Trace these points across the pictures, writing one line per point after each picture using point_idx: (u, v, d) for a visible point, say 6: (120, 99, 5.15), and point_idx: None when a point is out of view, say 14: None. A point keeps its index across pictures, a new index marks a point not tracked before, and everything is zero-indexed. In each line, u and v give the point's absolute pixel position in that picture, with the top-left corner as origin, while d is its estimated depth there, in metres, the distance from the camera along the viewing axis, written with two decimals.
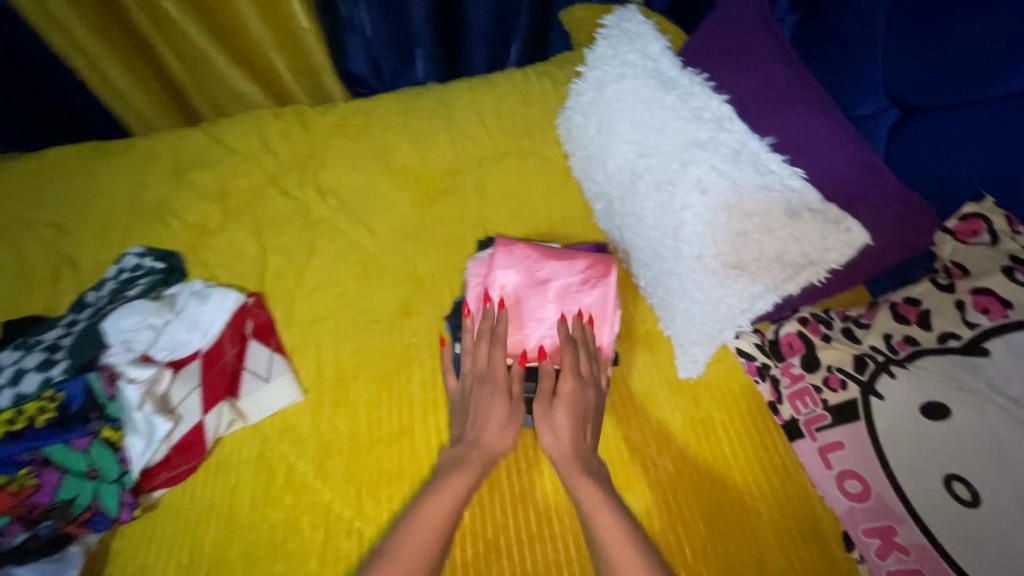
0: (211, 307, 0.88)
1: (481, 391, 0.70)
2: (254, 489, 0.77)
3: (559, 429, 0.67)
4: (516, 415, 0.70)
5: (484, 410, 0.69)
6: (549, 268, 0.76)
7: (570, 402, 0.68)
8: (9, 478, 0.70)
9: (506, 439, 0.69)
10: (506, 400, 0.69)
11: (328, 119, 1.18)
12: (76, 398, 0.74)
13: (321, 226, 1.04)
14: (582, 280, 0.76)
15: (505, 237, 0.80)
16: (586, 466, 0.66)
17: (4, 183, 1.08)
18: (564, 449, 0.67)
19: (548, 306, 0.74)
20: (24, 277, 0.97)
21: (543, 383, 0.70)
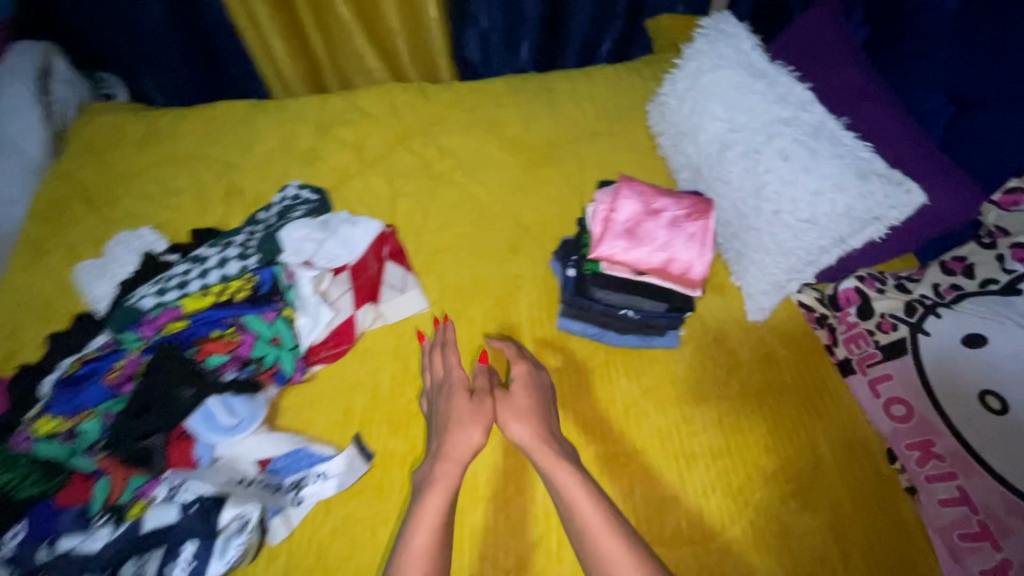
0: (360, 231, 1.06)
1: (443, 392, 0.86)
2: (392, 372, 0.95)
3: (522, 411, 0.82)
4: (483, 407, 0.84)
5: (452, 408, 0.83)
6: (663, 202, 0.86)
7: (525, 380, 0.87)
8: (220, 333, 0.89)
9: (472, 436, 0.81)
10: (467, 395, 0.85)
11: (446, 94, 1.38)
12: (266, 283, 0.95)
13: (442, 177, 1.22)
14: (687, 215, 0.85)
15: (629, 178, 0.91)
16: (554, 448, 0.79)
17: (185, 127, 1.31)
18: (529, 434, 0.80)
19: (659, 232, 0.83)
20: (203, 199, 1.18)
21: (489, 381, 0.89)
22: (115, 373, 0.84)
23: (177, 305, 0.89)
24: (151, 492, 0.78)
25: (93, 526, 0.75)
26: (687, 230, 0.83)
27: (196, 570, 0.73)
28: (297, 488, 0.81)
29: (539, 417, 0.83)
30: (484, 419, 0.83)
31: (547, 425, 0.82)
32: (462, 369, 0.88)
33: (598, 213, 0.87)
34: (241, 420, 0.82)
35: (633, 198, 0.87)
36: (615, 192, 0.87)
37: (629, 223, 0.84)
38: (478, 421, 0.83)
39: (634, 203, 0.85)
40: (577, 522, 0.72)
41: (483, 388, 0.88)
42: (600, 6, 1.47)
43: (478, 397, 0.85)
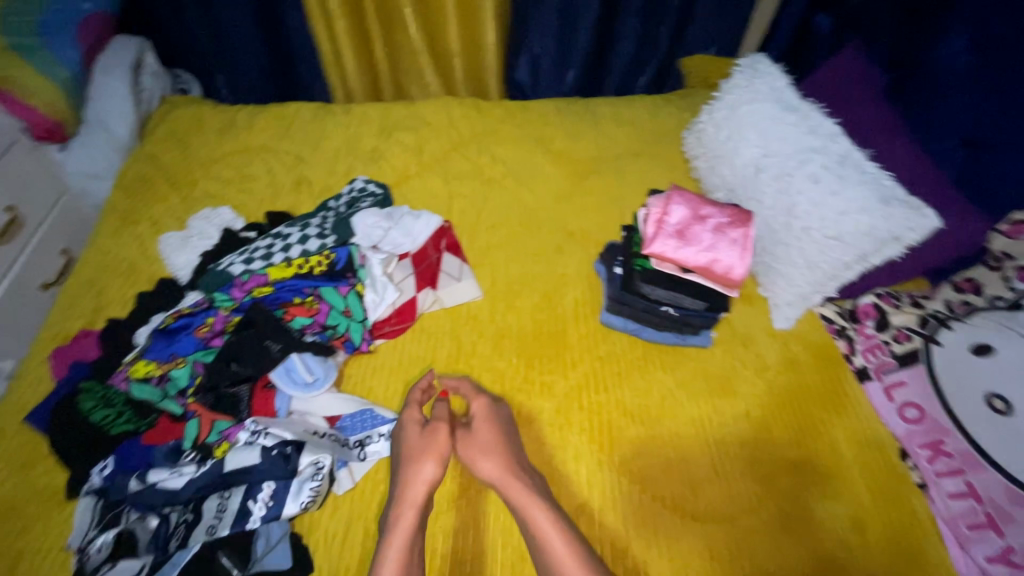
0: (421, 223, 1.16)
1: (397, 430, 0.87)
2: (447, 350, 1.03)
3: (485, 450, 0.83)
4: (439, 437, 0.84)
5: (406, 441, 0.85)
6: (709, 209, 1.01)
7: (486, 414, 0.89)
8: (300, 300, 1.00)
9: (424, 473, 0.80)
10: (418, 427, 0.87)
11: (498, 110, 1.51)
12: (341, 261, 1.06)
13: (494, 182, 1.33)
14: (730, 222, 0.99)
15: (679, 188, 1.06)
16: (524, 485, 0.80)
17: (259, 122, 1.43)
18: (496, 472, 0.81)
19: (706, 234, 0.97)
20: (274, 186, 1.29)
21: (440, 413, 0.90)
22: (205, 329, 0.94)
23: (263, 274, 1.02)
24: (234, 436, 0.85)
25: (182, 462, 0.84)
26: (731, 234, 0.97)
27: (271, 509, 0.79)
28: (361, 446, 0.88)
29: (504, 449, 0.84)
30: (440, 450, 0.82)
31: (512, 458, 0.83)
32: (415, 408, 0.90)
33: (652, 215, 1.02)
34: (317, 378, 0.91)
35: (684, 205, 1.02)
36: (669, 198, 1.02)
37: (679, 225, 0.99)
38: (435, 452, 0.82)
39: (685, 208, 1.00)
40: (548, 557, 0.74)
41: (440, 419, 0.89)
42: (641, 42, 1.63)
43: (432, 426, 0.86)
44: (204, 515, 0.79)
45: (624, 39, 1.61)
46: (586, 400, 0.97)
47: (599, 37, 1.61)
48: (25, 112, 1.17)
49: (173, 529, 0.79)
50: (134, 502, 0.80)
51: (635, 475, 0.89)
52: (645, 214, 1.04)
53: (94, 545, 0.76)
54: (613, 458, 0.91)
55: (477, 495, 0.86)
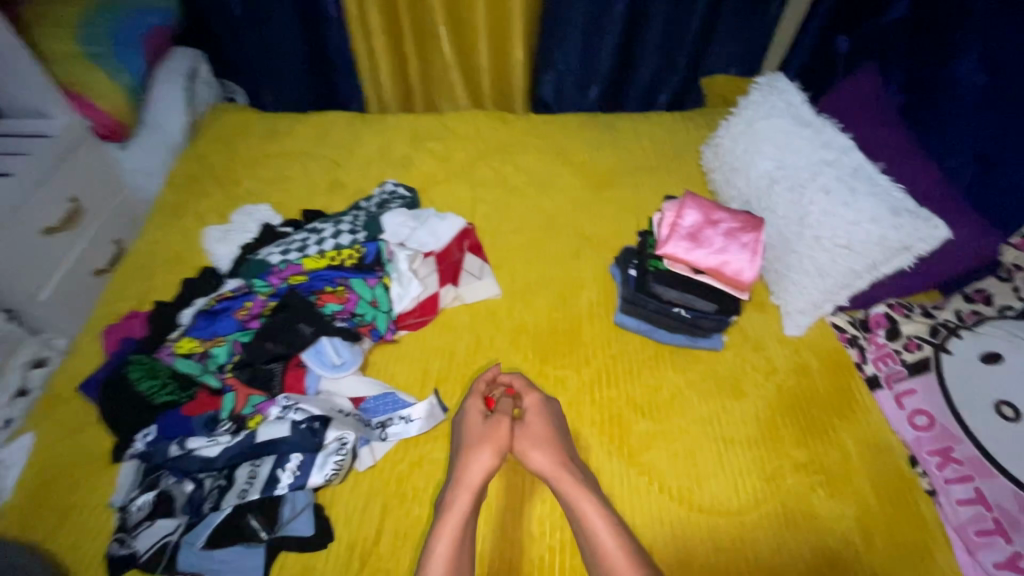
0: (446, 224, 1.23)
1: (459, 418, 0.89)
2: (466, 343, 1.08)
3: (539, 444, 0.82)
4: (500, 429, 0.84)
5: (467, 427, 0.86)
6: (720, 215, 1.05)
7: (539, 408, 0.88)
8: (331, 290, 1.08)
9: (482, 461, 0.80)
10: (481, 414, 0.88)
11: (523, 123, 1.58)
12: (370, 255, 1.14)
13: (517, 189, 1.40)
14: (741, 227, 1.04)
15: (691, 194, 1.11)
16: (575, 478, 0.79)
17: (299, 128, 1.53)
18: (550, 465, 0.80)
19: (717, 238, 1.02)
20: (311, 188, 1.38)
21: (504, 405, 0.90)
22: (244, 312, 1.02)
23: (299, 264, 1.10)
24: (266, 410, 0.91)
25: (218, 432, 0.90)
26: (741, 239, 1.01)
27: (298, 478, 0.84)
28: (382, 427, 0.94)
29: (556, 441, 0.83)
30: (498, 440, 0.82)
31: (565, 452, 0.82)
32: (478, 398, 0.90)
33: (665, 220, 1.07)
34: (345, 361, 0.97)
35: (697, 210, 1.06)
36: (683, 204, 1.07)
37: (691, 228, 1.03)
38: (494, 444, 0.82)
39: (698, 212, 1.04)
40: (595, 547, 0.73)
41: (502, 410, 0.89)
42: (663, 62, 1.70)
43: (495, 417, 0.86)
44: (236, 481, 0.85)
45: (646, 59, 1.68)
46: (599, 395, 1.01)
47: (622, 56, 1.69)
48: (92, 112, 1.31)
49: (206, 494, 0.84)
50: (172, 467, 0.86)
51: (643, 466, 0.92)
52: (659, 219, 1.09)
53: (135, 503, 0.83)
54: (622, 450, 0.94)
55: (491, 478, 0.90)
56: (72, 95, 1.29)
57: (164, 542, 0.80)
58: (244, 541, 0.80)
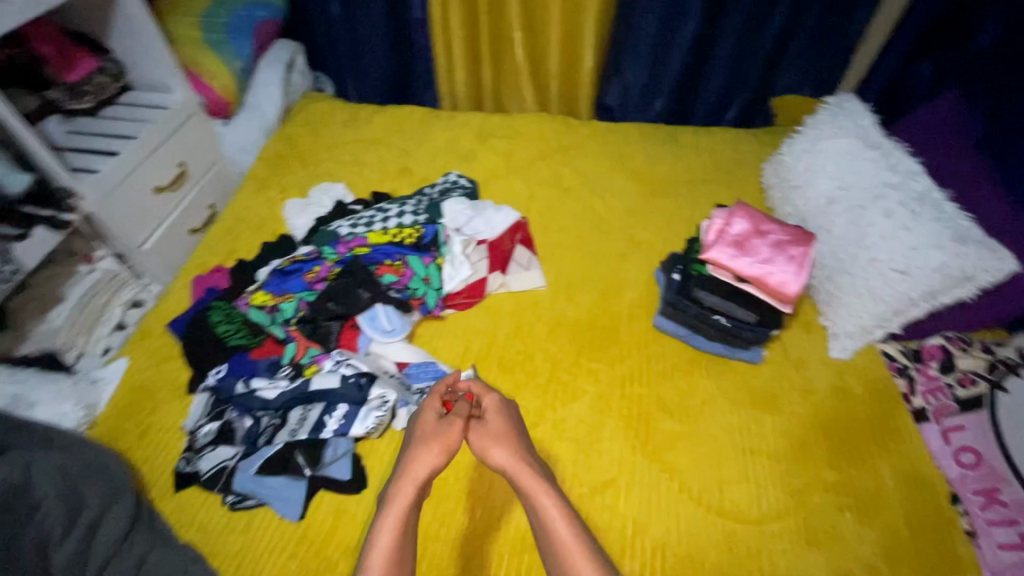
0: (500, 217, 1.31)
1: (415, 418, 0.87)
2: (506, 327, 1.13)
3: (493, 442, 0.80)
4: (452, 430, 0.82)
5: (420, 425, 0.84)
6: (770, 226, 1.07)
7: (496, 408, 0.86)
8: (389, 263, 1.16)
9: (430, 458, 0.78)
10: (436, 414, 0.86)
11: (585, 128, 1.63)
12: (428, 236, 1.22)
13: (572, 190, 1.45)
14: (791, 240, 1.05)
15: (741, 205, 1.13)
16: (534, 471, 0.78)
17: (377, 119, 1.66)
18: (507, 461, 0.78)
19: (764, 247, 1.03)
20: (381, 173, 1.49)
21: (460, 408, 0.87)
22: (312, 275, 1.11)
23: (364, 236, 1.19)
24: (321, 363, 1.01)
25: (278, 376, 1.00)
26: (790, 251, 1.02)
27: (342, 425, 0.92)
28: (422, 393, 1.00)
29: (514, 438, 0.82)
30: (449, 439, 0.81)
31: (524, 450, 0.81)
32: (436, 400, 0.88)
33: (712, 226, 1.09)
34: (395, 328, 1.05)
35: (745, 220, 1.08)
36: (733, 212, 1.10)
37: (738, 236, 1.05)
38: (444, 443, 0.80)
39: (746, 222, 1.06)
40: (554, 543, 0.72)
41: (459, 412, 0.86)
42: (732, 79, 1.70)
43: (449, 417, 0.84)
44: (288, 421, 0.94)
45: (714, 75, 1.70)
46: (630, 391, 1.03)
47: (690, 71, 1.71)
48: (203, 89, 1.48)
49: (262, 429, 0.94)
50: (236, 403, 0.97)
51: (666, 465, 0.93)
52: (706, 226, 1.12)
53: (201, 430, 0.95)
54: (645, 447, 0.95)
55: None
56: (190, 74, 1.46)
57: (222, 466, 0.90)
58: (289, 473, 0.89)
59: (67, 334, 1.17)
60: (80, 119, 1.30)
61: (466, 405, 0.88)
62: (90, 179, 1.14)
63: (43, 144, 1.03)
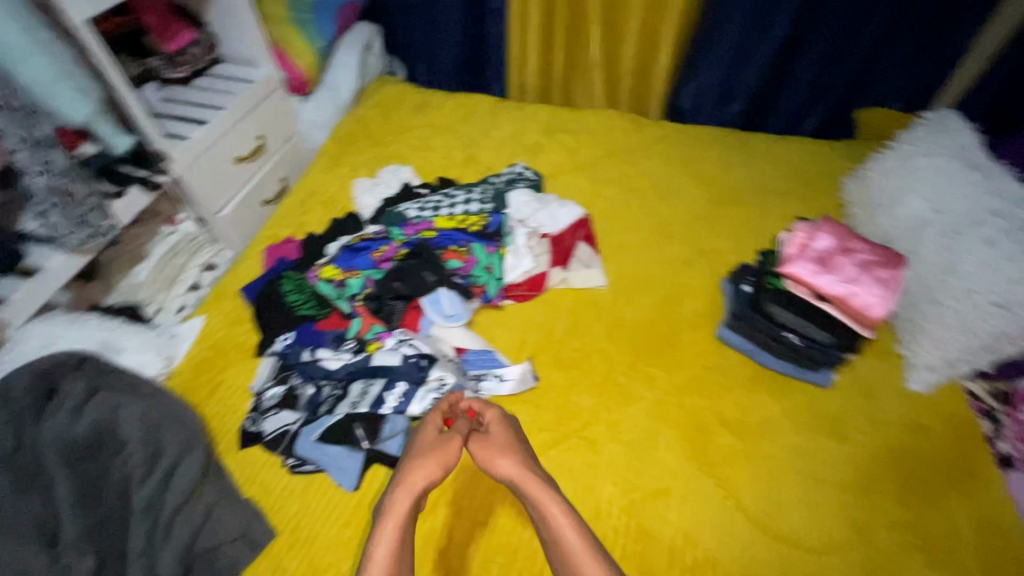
0: (565, 212, 1.30)
1: (415, 435, 0.86)
2: (564, 324, 1.13)
3: (494, 453, 0.80)
4: (451, 443, 0.82)
5: (421, 438, 0.84)
6: (856, 245, 1.02)
7: (497, 422, 0.86)
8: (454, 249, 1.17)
9: (431, 468, 0.78)
10: (436, 428, 0.86)
11: (656, 128, 1.59)
12: (494, 225, 1.23)
13: (638, 191, 1.42)
14: (879, 261, 1.00)
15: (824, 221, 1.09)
16: (541, 479, 0.77)
17: (447, 105, 1.67)
18: (512, 470, 0.78)
19: (850, 266, 0.99)
20: (448, 159, 1.50)
21: (461, 424, 0.88)
22: (379, 254, 1.14)
23: (431, 220, 1.21)
24: (383, 340, 1.02)
25: (342, 349, 1.03)
26: (877, 272, 0.97)
27: (401, 403, 0.94)
28: (477, 380, 1.01)
29: (518, 449, 0.81)
30: (448, 452, 0.80)
31: (529, 459, 0.80)
32: (435, 418, 0.88)
33: (794, 239, 1.05)
34: (456, 313, 1.06)
35: (830, 237, 1.04)
36: (817, 227, 1.05)
37: (822, 253, 1.01)
38: (443, 456, 0.80)
39: (831, 239, 1.02)
40: (565, 551, 0.70)
41: (459, 429, 0.86)
42: (815, 88, 1.62)
43: (450, 432, 0.84)
44: (349, 394, 0.97)
45: (797, 82, 1.63)
46: (688, 401, 1.00)
47: (772, 77, 1.64)
48: (288, 66, 1.55)
49: (324, 399, 0.97)
50: (301, 370, 1.01)
51: (721, 481, 0.91)
52: (786, 239, 1.08)
53: (267, 392, 0.99)
54: (703, 460, 0.93)
55: (569, 449, 0.94)
56: (278, 51, 1.53)
57: (285, 429, 0.94)
58: (348, 444, 0.91)
59: (149, 289, 1.25)
60: (174, 87, 1.37)
61: (466, 422, 0.88)
62: (182, 145, 1.20)
63: (142, 108, 1.09)
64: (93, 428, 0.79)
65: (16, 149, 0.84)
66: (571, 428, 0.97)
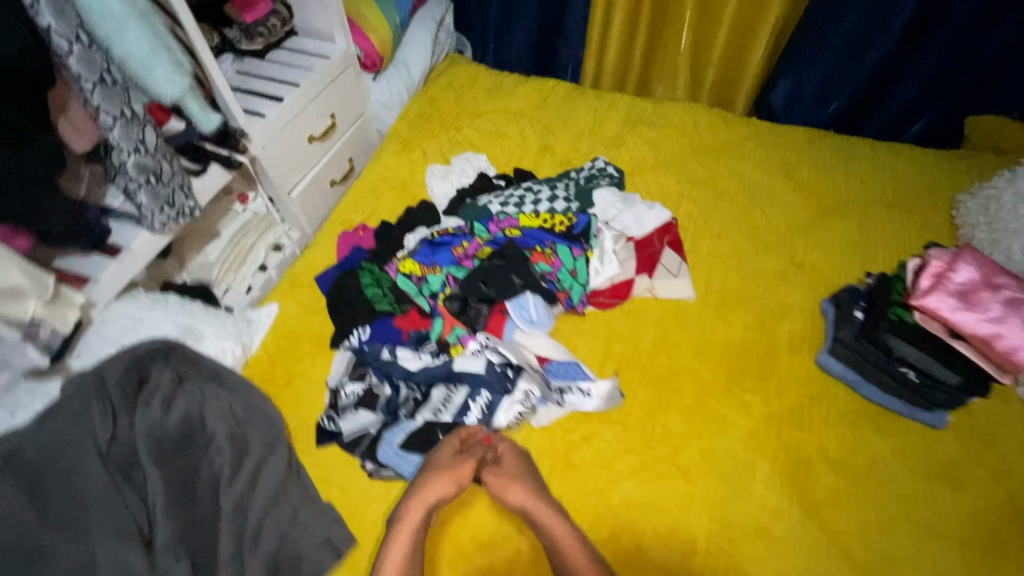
0: (651, 215, 1.22)
1: (432, 451, 0.87)
2: (650, 338, 1.06)
3: (507, 483, 0.81)
4: (465, 465, 0.82)
5: (436, 455, 0.85)
6: (1001, 279, 0.96)
7: (511, 452, 0.86)
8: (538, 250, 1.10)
9: (443, 488, 0.80)
10: (453, 448, 0.86)
11: (745, 126, 1.48)
12: (580, 225, 1.14)
13: (727, 195, 1.33)
14: None
15: (959, 248, 1.02)
16: (551, 508, 0.79)
17: (521, 90, 1.59)
18: (524, 501, 0.80)
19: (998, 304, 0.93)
20: (522, 148, 1.43)
21: (476, 449, 0.86)
22: (460, 250, 1.09)
23: (515, 218, 1.15)
24: (466, 344, 0.98)
25: (422, 350, 0.98)
26: None
27: (485, 415, 0.91)
28: (561, 393, 0.96)
29: (531, 479, 0.82)
30: (460, 474, 0.82)
31: (542, 491, 0.81)
32: (453, 436, 0.87)
33: (935, 266, 0.98)
34: (540, 320, 1.01)
35: (972, 268, 0.97)
36: (957, 256, 0.98)
37: (966, 286, 0.95)
38: (457, 475, 0.82)
39: (976, 271, 0.96)
40: None
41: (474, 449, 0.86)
42: (925, 89, 1.48)
43: (465, 453, 0.85)
44: (431, 399, 0.93)
45: (906, 83, 1.49)
46: (788, 433, 0.94)
47: (877, 76, 1.51)
48: (361, 41, 1.44)
49: (403, 401, 0.94)
50: (378, 368, 0.97)
51: (826, 525, 0.85)
52: (920, 265, 1.00)
53: (346, 390, 0.95)
54: (806, 500, 0.87)
55: (660, 476, 0.90)
56: (354, 24, 1.43)
57: (365, 430, 0.91)
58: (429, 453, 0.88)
59: (221, 269, 1.23)
60: (249, 60, 1.31)
61: (481, 446, 0.86)
62: (260, 123, 1.16)
63: (222, 76, 1.02)
64: (184, 422, 0.78)
65: (111, 126, 0.79)
66: (661, 453, 0.92)
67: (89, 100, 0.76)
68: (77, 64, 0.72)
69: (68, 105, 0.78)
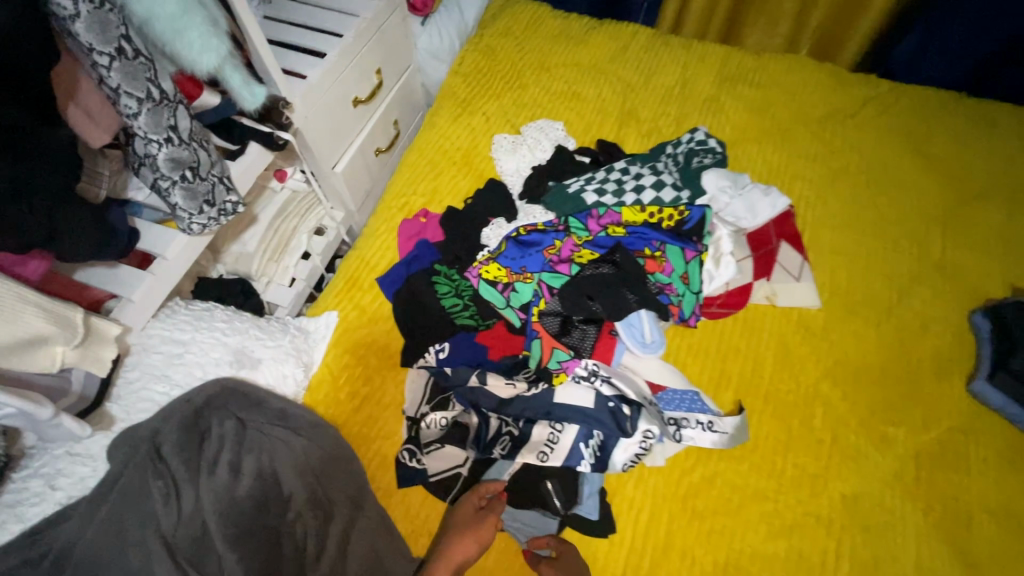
0: (766, 203, 1.03)
1: (453, 507, 0.76)
2: (774, 358, 0.91)
3: None
4: (487, 523, 0.72)
5: (456, 511, 0.74)
6: None
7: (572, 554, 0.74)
8: (647, 252, 0.95)
9: (464, 550, 0.70)
10: (473, 505, 0.75)
11: (864, 87, 1.25)
12: (692, 220, 0.98)
13: (847, 176, 1.12)
14: None
15: None
16: None
17: (594, 36, 1.33)
18: None
19: None
20: (602, 113, 1.21)
21: (496, 503, 0.75)
22: (553, 251, 0.94)
23: (617, 211, 0.98)
24: (572, 369, 0.85)
25: (516, 377, 0.86)
26: None
27: (599, 461, 0.79)
28: (676, 426, 0.83)
29: None
30: (482, 534, 0.71)
31: None
32: (471, 490, 0.77)
33: None
34: (653, 341, 0.89)
35: None
36: None
37: None
38: (479, 535, 0.71)
39: None
40: None
41: (494, 505, 0.75)
42: None
43: (486, 510, 0.74)
44: (531, 438, 0.81)
45: None
46: (940, 477, 0.81)
47: None
48: None
49: (498, 436, 0.81)
50: (463, 395, 0.83)
51: None
52: None
53: (429, 420, 0.82)
54: (966, 561, 0.76)
55: (797, 529, 0.78)
56: None
57: (456, 472, 0.79)
58: (544, 507, 0.78)
59: (261, 261, 1.06)
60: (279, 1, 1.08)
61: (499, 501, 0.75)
62: (301, 86, 0.94)
63: (259, 31, 0.79)
64: (257, 487, 0.68)
65: (136, 112, 0.60)
66: (795, 500, 0.80)
67: (105, 80, 0.58)
68: (87, 31, 0.53)
69: (78, 84, 0.58)
